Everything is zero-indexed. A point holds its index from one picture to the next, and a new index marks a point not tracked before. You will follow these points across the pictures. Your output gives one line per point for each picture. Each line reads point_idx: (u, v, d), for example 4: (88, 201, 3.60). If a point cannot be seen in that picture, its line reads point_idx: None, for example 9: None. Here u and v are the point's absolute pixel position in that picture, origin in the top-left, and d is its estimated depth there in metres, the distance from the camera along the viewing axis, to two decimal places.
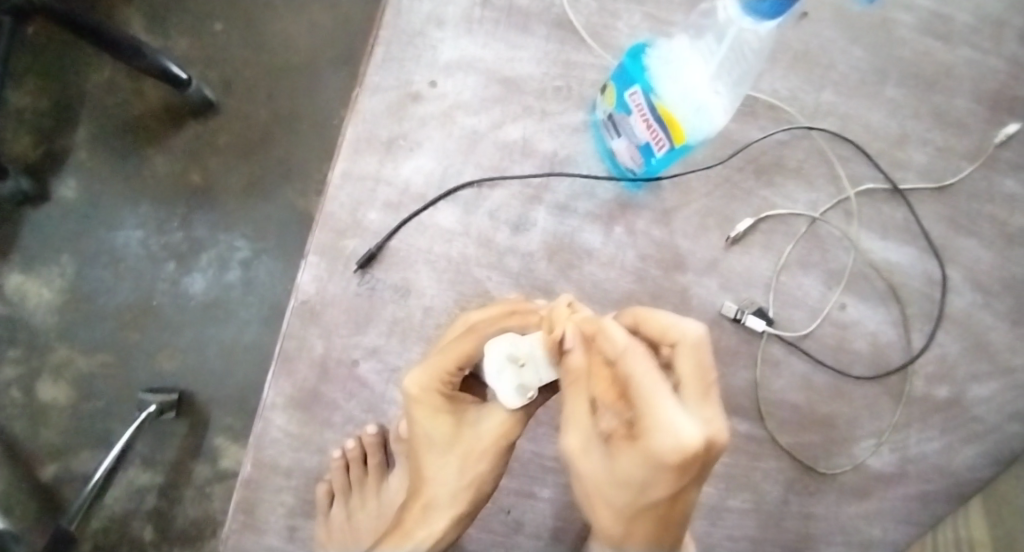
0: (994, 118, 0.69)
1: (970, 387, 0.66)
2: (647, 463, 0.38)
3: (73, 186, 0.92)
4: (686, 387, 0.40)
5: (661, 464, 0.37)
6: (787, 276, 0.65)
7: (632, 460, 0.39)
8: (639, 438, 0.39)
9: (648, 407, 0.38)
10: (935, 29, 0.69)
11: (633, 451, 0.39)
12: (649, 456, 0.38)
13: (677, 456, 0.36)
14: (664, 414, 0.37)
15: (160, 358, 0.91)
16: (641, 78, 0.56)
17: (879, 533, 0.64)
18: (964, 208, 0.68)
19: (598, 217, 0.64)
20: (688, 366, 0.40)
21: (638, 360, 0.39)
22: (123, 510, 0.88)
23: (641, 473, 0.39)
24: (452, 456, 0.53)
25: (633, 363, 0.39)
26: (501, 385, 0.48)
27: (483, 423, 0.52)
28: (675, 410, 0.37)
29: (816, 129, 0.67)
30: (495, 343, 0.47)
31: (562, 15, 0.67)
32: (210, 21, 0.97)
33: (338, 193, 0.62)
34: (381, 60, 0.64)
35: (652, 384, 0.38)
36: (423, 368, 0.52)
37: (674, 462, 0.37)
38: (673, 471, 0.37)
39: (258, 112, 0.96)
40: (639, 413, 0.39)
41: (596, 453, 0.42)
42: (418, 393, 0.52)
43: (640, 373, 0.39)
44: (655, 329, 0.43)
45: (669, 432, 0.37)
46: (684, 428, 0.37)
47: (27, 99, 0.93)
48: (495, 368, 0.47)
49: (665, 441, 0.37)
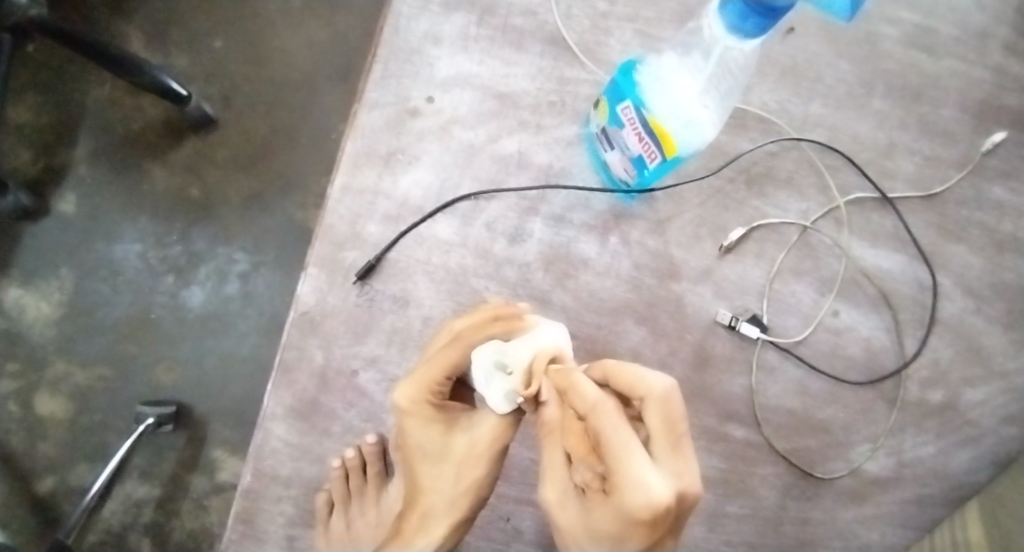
0: (980, 127, 0.70)
1: (963, 392, 0.67)
2: (621, 520, 0.41)
3: (72, 201, 0.94)
4: (656, 441, 0.43)
5: (635, 520, 0.41)
6: (780, 283, 0.66)
7: (606, 514, 0.43)
8: (613, 495, 0.42)
9: (619, 465, 0.41)
10: (920, 42, 0.71)
11: (608, 507, 0.43)
12: (622, 512, 0.41)
13: (648, 512, 0.40)
14: (636, 470, 0.40)
15: (159, 371, 0.92)
16: (633, 93, 0.58)
17: (877, 538, 0.65)
18: (952, 215, 0.69)
19: (592, 227, 0.65)
20: (658, 421, 0.43)
21: (611, 417, 0.42)
22: (120, 524, 0.88)
23: (617, 528, 0.43)
24: (447, 464, 0.54)
25: (603, 420, 0.42)
26: (490, 391, 0.48)
27: (476, 429, 0.53)
28: (645, 468, 0.41)
29: (805, 140, 0.68)
30: (481, 351, 0.47)
31: (556, 32, 0.69)
32: (211, 41, 0.99)
33: (337, 206, 0.63)
34: (380, 76, 0.66)
35: (626, 444, 0.41)
36: (412, 380, 0.52)
37: (644, 518, 0.40)
38: (645, 526, 0.41)
39: (258, 130, 0.97)
40: (611, 469, 0.42)
41: (572, 506, 0.46)
42: (407, 406, 0.53)
43: (612, 432, 0.41)
44: (626, 382, 0.45)
45: (640, 490, 0.40)
46: (653, 486, 0.40)
47: (28, 115, 0.95)
48: (483, 375, 0.48)
49: (636, 499, 0.40)
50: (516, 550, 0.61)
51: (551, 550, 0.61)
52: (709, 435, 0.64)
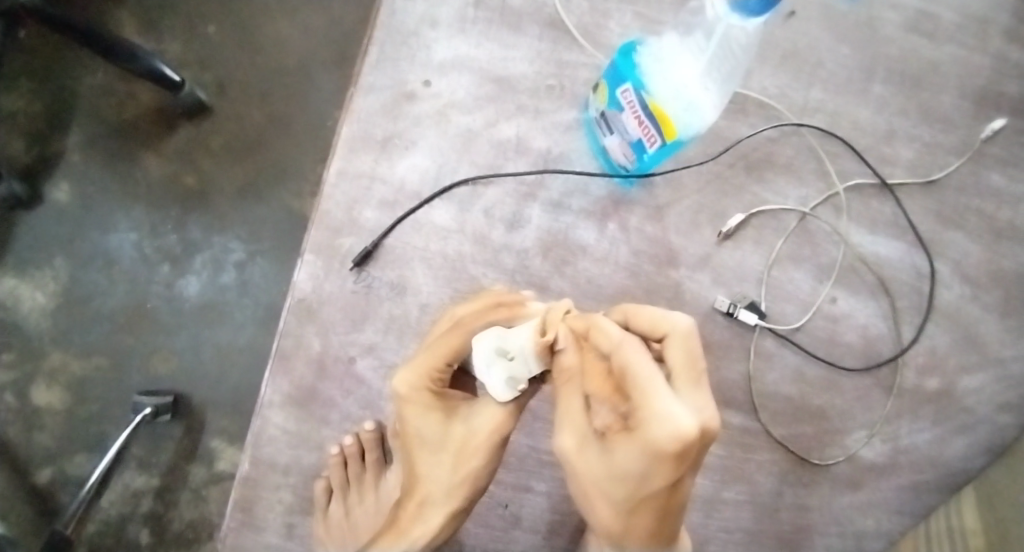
0: (980, 113, 0.70)
1: (961, 379, 0.67)
2: (646, 454, 0.39)
3: (66, 189, 0.93)
4: (676, 377, 0.42)
5: (660, 454, 0.38)
6: (778, 270, 0.66)
7: (630, 452, 0.41)
8: (637, 429, 0.40)
9: (644, 398, 0.39)
10: (920, 27, 0.70)
11: (631, 443, 0.40)
12: (645, 447, 0.39)
13: (673, 444, 0.37)
14: (658, 401, 0.38)
15: (155, 360, 0.91)
16: (633, 75, 0.57)
17: (874, 524, 0.65)
18: (951, 202, 0.69)
19: (591, 213, 0.65)
20: (680, 356, 0.42)
21: (634, 351, 0.40)
22: (118, 513, 0.88)
23: (641, 465, 0.40)
24: (444, 454, 0.53)
25: (628, 353, 0.40)
26: (491, 378, 0.45)
27: (475, 420, 0.51)
28: (668, 399, 0.38)
29: (804, 126, 0.68)
30: (484, 337, 0.45)
31: (554, 16, 0.68)
32: (205, 27, 0.98)
33: (334, 191, 0.63)
34: (375, 61, 0.65)
35: (650, 376, 0.39)
36: (410, 367, 0.52)
37: (670, 452, 0.38)
38: (670, 460, 0.39)
39: (253, 116, 0.96)
40: (636, 406, 0.40)
41: (590, 451, 0.44)
42: (406, 393, 0.53)
43: (637, 364, 0.39)
44: (645, 324, 0.43)
45: (667, 423, 0.37)
46: (680, 416, 0.38)
47: (20, 102, 0.94)
48: (484, 361, 0.45)
49: (661, 430, 0.38)
50: (515, 536, 0.61)
51: (550, 536, 0.61)
52: None
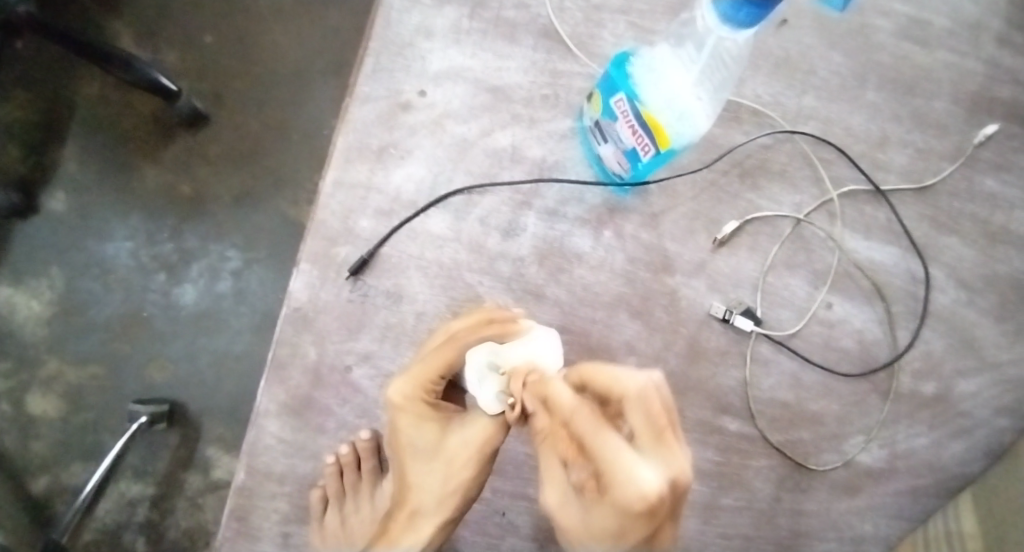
0: (973, 119, 0.71)
1: (957, 383, 0.67)
2: (615, 516, 0.36)
3: (62, 198, 0.93)
4: (641, 437, 0.39)
5: (631, 516, 0.35)
6: (773, 276, 0.66)
7: (602, 514, 0.37)
8: (604, 493, 0.37)
9: (605, 460, 0.36)
10: (913, 34, 0.71)
11: (602, 505, 0.37)
12: (615, 510, 0.36)
13: (642, 504, 0.35)
14: (622, 464, 0.36)
15: (152, 369, 0.91)
16: (625, 85, 0.58)
17: (871, 530, 0.65)
18: (945, 207, 0.69)
19: (586, 221, 0.65)
20: (640, 417, 0.40)
21: (587, 421, 0.38)
22: (115, 522, 0.87)
23: (615, 524, 0.37)
24: (437, 463, 0.52)
25: (579, 426, 0.38)
26: (482, 392, 0.49)
27: (466, 430, 0.51)
28: (632, 456, 0.36)
29: (798, 133, 0.68)
30: (476, 352, 0.49)
31: (549, 25, 0.68)
32: (201, 35, 0.98)
33: (330, 200, 0.63)
34: (371, 71, 0.65)
35: (609, 439, 0.37)
36: (406, 377, 0.53)
37: (641, 511, 0.35)
38: (640, 520, 0.36)
39: (250, 125, 0.97)
40: (600, 469, 0.37)
41: (572, 506, 0.41)
42: (401, 402, 0.53)
43: (586, 429, 0.38)
44: (601, 387, 0.43)
45: (631, 482, 0.35)
46: (645, 476, 0.35)
47: (16, 113, 0.94)
48: (475, 376, 0.48)
49: (627, 493, 0.35)
50: (513, 544, 0.61)
51: (546, 543, 0.61)
52: (703, 429, 0.64)
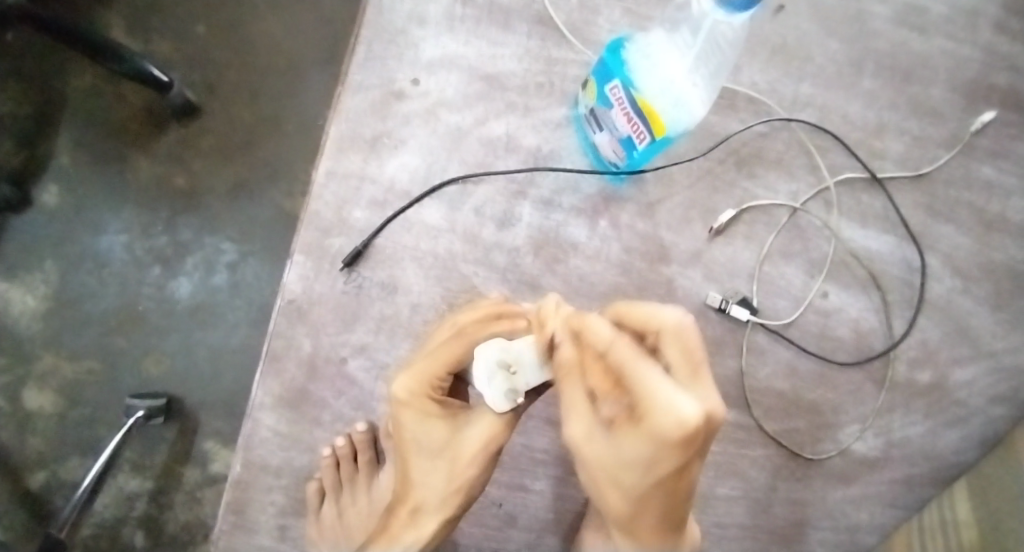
0: (970, 106, 0.70)
1: (952, 372, 0.67)
2: (652, 446, 0.35)
3: (55, 191, 0.92)
4: (676, 372, 0.39)
5: (666, 445, 0.34)
6: (769, 266, 0.66)
7: (634, 442, 0.37)
8: (639, 422, 0.36)
9: (641, 386, 0.36)
10: (910, 20, 0.70)
11: (636, 434, 0.36)
12: (651, 438, 0.35)
13: (679, 433, 0.33)
14: (659, 394, 0.35)
15: (147, 363, 0.91)
16: (620, 72, 0.57)
17: (867, 518, 0.65)
18: (941, 195, 0.69)
19: (582, 210, 0.65)
20: (678, 350, 0.39)
21: (626, 349, 0.38)
22: (113, 517, 0.87)
23: (649, 456, 0.36)
24: (442, 460, 0.52)
25: (620, 351, 0.38)
26: (490, 390, 0.47)
27: (472, 427, 0.51)
28: (669, 387, 0.35)
29: (794, 121, 0.68)
30: (487, 347, 0.47)
31: (543, 12, 0.68)
32: (192, 25, 0.97)
33: (323, 191, 0.62)
34: (364, 60, 0.65)
35: (647, 370, 0.36)
36: (411, 373, 0.52)
37: (676, 440, 0.34)
38: (676, 449, 0.34)
39: (243, 117, 0.96)
40: (635, 394, 0.36)
41: (600, 439, 0.40)
42: (406, 398, 0.52)
43: (630, 359, 0.37)
44: (639, 320, 0.42)
45: (669, 410, 0.34)
46: (685, 405, 0.33)
47: (7, 105, 0.93)
48: (485, 373, 0.47)
49: (665, 420, 0.34)
50: (510, 535, 0.61)
51: (544, 534, 0.61)
52: None
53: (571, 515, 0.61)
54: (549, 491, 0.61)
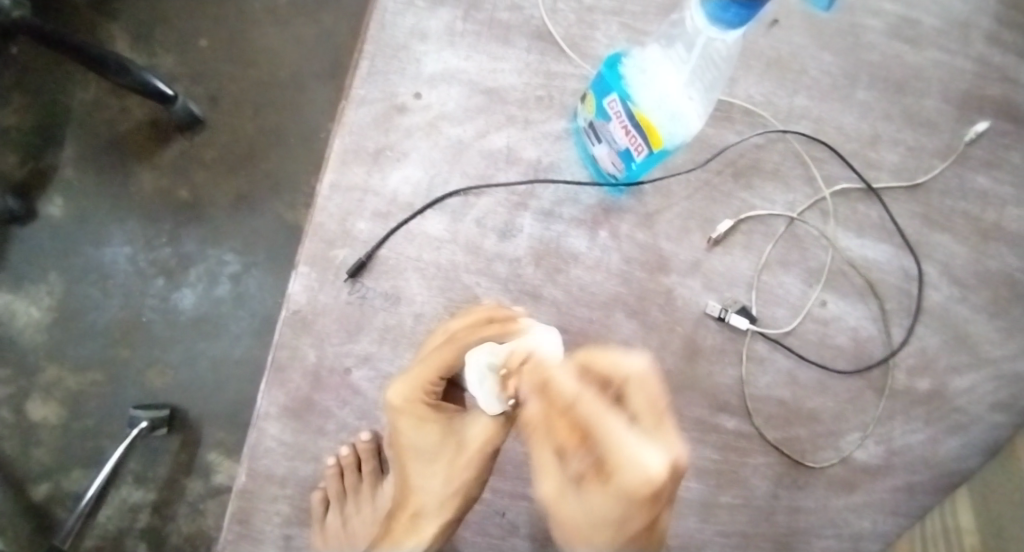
0: (964, 117, 0.71)
1: (950, 379, 0.67)
2: (619, 504, 0.34)
3: (60, 204, 0.93)
4: (642, 419, 0.37)
5: (635, 502, 0.33)
6: (767, 275, 0.67)
7: (604, 502, 0.34)
8: (609, 480, 0.34)
9: (598, 441, 0.35)
10: (903, 33, 0.72)
11: (606, 494, 0.34)
12: (620, 496, 0.33)
13: (646, 490, 0.32)
14: (624, 450, 0.33)
15: (150, 374, 0.91)
16: (618, 86, 0.58)
17: (868, 525, 0.65)
18: (937, 204, 0.70)
19: (582, 221, 0.66)
20: (639, 402, 0.38)
21: (594, 407, 0.37)
22: (116, 528, 0.88)
23: (620, 513, 0.34)
24: (439, 464, 0.53)
25: (585, 407, 0.37)
26: (481, 393, 0.49)
27: (468, 430, 0.52)
28: (635, 443, 0.34)
29: (790, 132, 0.69)
30: (476, 352, 0.48)
31: (542, 27, 0.69)
32: (195, 39, 0.98)
33: (327, 204, 0.63)
34: (367, 74, 0.66)
35: (613, 425, 0.35)
36: (406, 379, 0.52)
37: (643, 495, 0.33)
38: (643, 505, 0.33)
39: (246, 129, 0.97)
40: (600, 451, 0.34)
41: (569, 498, 0.38)
42: (401, 404, 0.52)
43: (586, 405, 0.37)
44: (602, 369, 0.41)
45: (636, 464, 0.33)
46: (650, 459, 0.33)
47: (13, 119, 0.94)
48: (475, 376, 0.48)
49: (633, 478, 0.33)
50: (513, 543, 0.61)
51: (547, 543, 0.61)
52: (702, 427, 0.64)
53: None
54: None
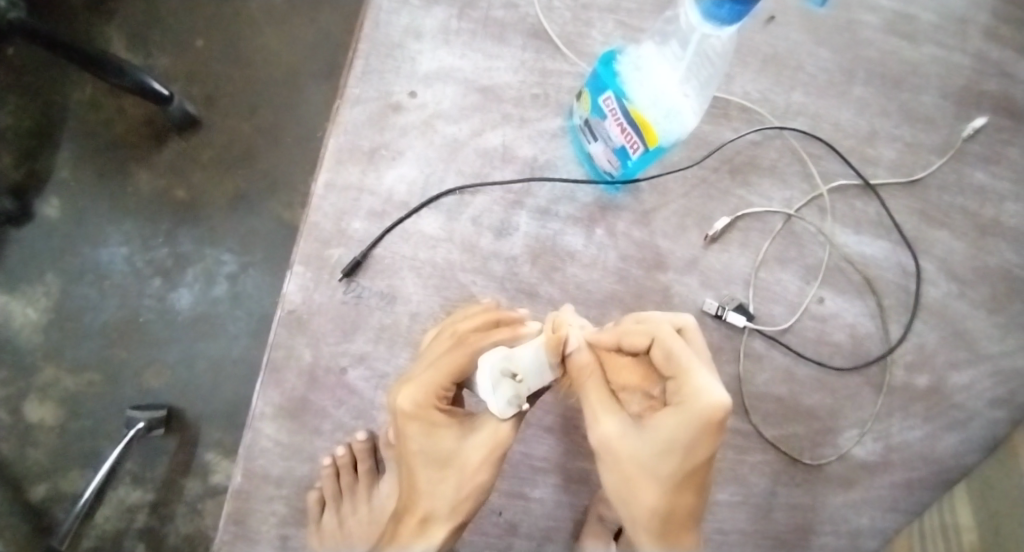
0: (961, 112, 0.71)
1: (949, 375, 0.67)
2: (692, 426, 0.45)
3: (57, 205, 0.93)
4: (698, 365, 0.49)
5: (702, 424, 0.45)
6: (765, 272, 0.67)
7: (675, 424, 0.46)
8: (680, 402, 0.46)
9: (683, 375, 0.46)
10: (900, 29, 0.71)
11: (673, 415, 0.46)
12: (691, 417, 0.45)
13: (715, 408, 0.45)
14: (695, 378, 0.45)
15: (148, 375, 0.91)
16: (613, 84, 0.58)
17: (867, 523, 0.65)
18: (935, 200, 0.69)
19: (579, 219, 0.66)
20: (699, 345, 0.49)
21: (668, 341, 0.47)
22: (114, 529, 0.87)
23: (688, 436, 0.46)
24: (450, 471, 0.52)
25: (663, 344, 0.47)
26: (495, 400, 0.46)
27: (478, 434, 0.51)
28: (705, 374, 0.46)
29: (787, 129, 0.69)
30: (489, 357, 0.46)
31: (537, 25, 0.69)
32: (191, 38, 0.98)
33: (322, 203, 0.63)
34: (361, 73, 0.66)
35: (688, 357, 0.46)
36: (417, 384, 0.51)
37: (712, 416, 0.45)
38: (710, 426, 0.45)
39: (242, 129, 0.97)
40: (678, 381, 0.47)
41: (631, 436, 0.48)
42: (412, 410, 0.51)
43: (673, 349, 0.47)
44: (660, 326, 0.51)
45: (705, 390, 0.45)
46: (714, 390, 0.45)
47: (9, 120, 0.94)
48: (489, 382, 0.45)
49: (705, 399, 0.45)
50: (511, 542, 0.61)
51: (544, 541, 0.61)
52: None
53: (570, 522, 0.62)
54: (548, 498, 0.61)
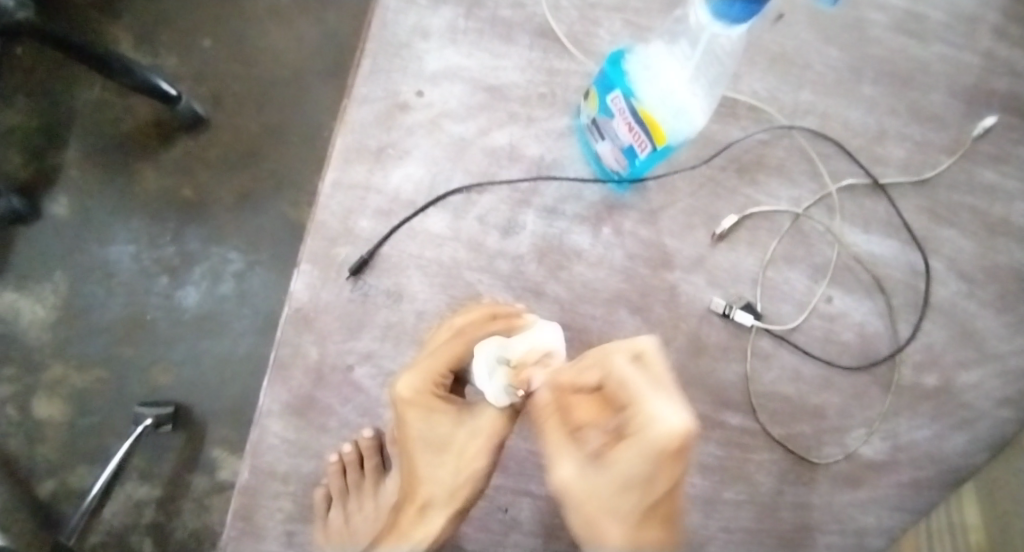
0: (970, 112, 0.71)
1: (958, 375, 0.67)
2: (648, 459, 0.38)
3: (65, 203, 0.93)
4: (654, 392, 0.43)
5: (657, 455, 0.38)
6: (772, 271, 0.66)
7: (630, 457, 0.40)
8: (636, 433, 0.39)
9: (637, 403, 0.40)
10: (909, 28, 0.71)
11: (629, 449, 0.40)
12: (648, 450, 0.38)
13: (670, 439, 0.37)
14: (649, 405, 0.39)
15: (155, 372, 0.91)
16: (621, 83, 0.58)
17: (875, 523, 0.65)
18: (943, 199, 0.69)
19: (586, 218, 0.66)
20: (659, 369, 0.43)
21: (618, 363, 0.43)
22: (120, 526, 0.88)
23: (646, 469, 0.39)
24: (447, 455, 0.52)
25: (613, 365, 0.43)
26: (490, 387, 0.50)
27: (474, 421, 0.52)
28: (658, 402, 0.39)
29: (795, 128, 0.68)
30: (484, 346, 0.50)
31: (545, 23, 0.69)
32: (200, 38, 0.99)
33: (329, 201, 0.63)
34: (368, 71, 0.66)
35: (640, 383, 0.41)
36: (416, 370, 0.53)
37: (669, 449, 0.38)
38: (667, 461, 0.38)
39: (251, 128, 0.97)
40: (632, 410, 0.40)
41: (587, 475, 0.43)
42: (410, 396, 0.52)
43: (624, 373, 0.42)
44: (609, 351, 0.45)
45: (660, 420, 0.38)
46: (669, 416, 0.38)
47: (19, 118, 0.95)
48: (485, 370, 0.49)
49: (659, 429, 0.38)
50: (515, 541, 0.61)
51: (551, 540, 0.61)
52: (706, 423, 0.64)
53: None
54: (553, 496, 0.61)
